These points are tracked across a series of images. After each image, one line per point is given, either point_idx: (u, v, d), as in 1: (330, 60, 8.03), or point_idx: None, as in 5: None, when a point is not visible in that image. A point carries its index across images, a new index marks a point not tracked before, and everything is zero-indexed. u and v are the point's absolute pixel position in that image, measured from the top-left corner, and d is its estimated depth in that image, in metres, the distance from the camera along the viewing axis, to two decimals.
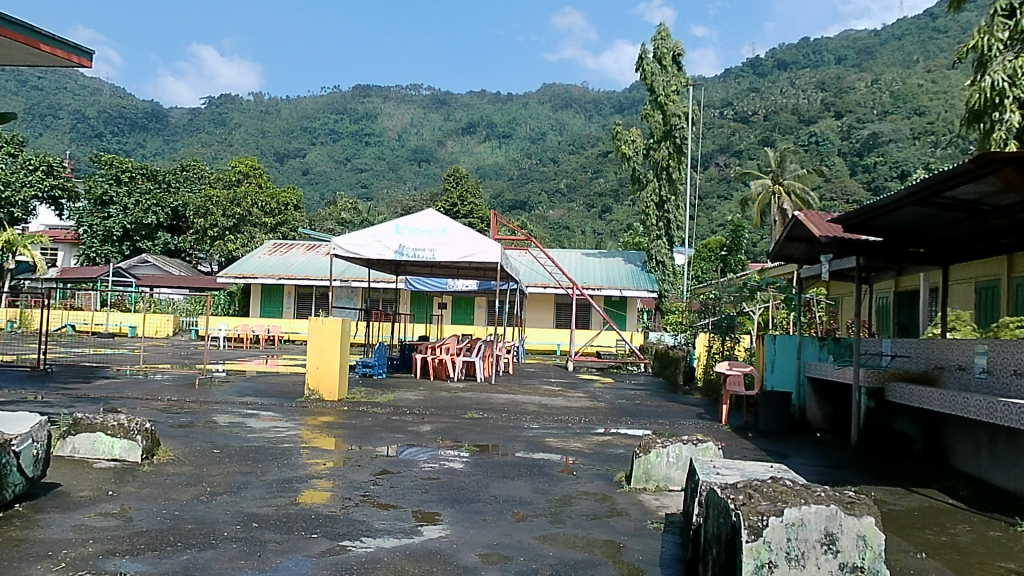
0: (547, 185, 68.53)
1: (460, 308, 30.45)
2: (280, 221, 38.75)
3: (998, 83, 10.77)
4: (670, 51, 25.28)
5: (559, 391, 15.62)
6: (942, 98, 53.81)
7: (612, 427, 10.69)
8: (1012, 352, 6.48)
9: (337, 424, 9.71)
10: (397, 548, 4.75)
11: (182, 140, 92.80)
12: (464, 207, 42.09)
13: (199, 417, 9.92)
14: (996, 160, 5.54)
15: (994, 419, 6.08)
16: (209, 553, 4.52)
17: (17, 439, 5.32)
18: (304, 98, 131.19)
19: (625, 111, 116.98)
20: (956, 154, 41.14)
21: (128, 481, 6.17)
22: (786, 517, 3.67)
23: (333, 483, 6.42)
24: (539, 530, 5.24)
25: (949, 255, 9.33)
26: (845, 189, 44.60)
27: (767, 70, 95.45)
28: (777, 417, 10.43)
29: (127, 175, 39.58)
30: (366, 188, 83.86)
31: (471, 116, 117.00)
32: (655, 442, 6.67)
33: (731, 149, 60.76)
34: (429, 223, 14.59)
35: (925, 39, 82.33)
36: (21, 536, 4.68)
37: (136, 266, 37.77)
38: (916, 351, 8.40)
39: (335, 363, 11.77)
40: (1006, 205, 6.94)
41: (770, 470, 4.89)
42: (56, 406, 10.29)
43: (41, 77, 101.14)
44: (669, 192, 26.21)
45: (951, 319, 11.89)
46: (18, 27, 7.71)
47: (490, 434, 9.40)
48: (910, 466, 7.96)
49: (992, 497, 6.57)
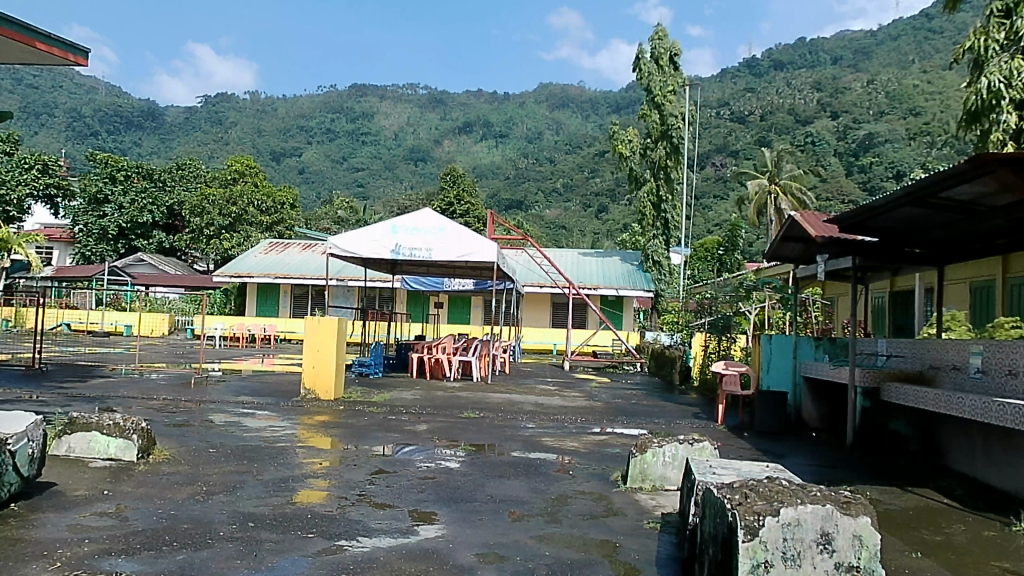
0: (543, 185, 68.57)
1: (457, 308, 30.47)
2: (275, 219, 38.96)
3: (994, 84, 10.83)
4: (667, 51, 25.39)
5: (554, 390, 15.65)
6: (937, 99, 54.07)
7: (609, 427, 10.66)
8: (1008, 351, 6.47)
9: (333, 423, 9.68)
10: (393, 548, 4.74)
11: (179, 139, 92.66)
12: (461, 207, 42.06)
13: (194, 416, 9.89)
14: (992, 160, 5.55)
15: (991, 420, 6.07)
16: (206, 552, 4.50)
17: (12, 438, 5.32)
18: (301, 99, 131.30)
19: (623, 110, 117.58)
20: (951, 155, 41.31)
21: (124, 481, 6.14)
22: (782, 516, 3.68)
23: (329, 483, 6.40)
24: (536, 530, 5.24)
25: (945, 255, 9.37)
26: (840, 189, 44.82)
27: (763, 70, 95.70)
28: (773, 416, 10.46)
29: (122, 174, 39.30)
30: (362, 186, 83.96)
31: (467, 116, 117.17)
32: (652, 441, 6.70)
33: (727, 149, 61.09)
34: (425, 222, 14.55)
35: (921, 40, 82.93)
36: (17, 536, 4.66)
37: (131, 265, 37.76)
38: (911, 351, 8.42)
39: (331, 363, 11.76)
40: (1002, 205, 6.98)
41: (765, 469, 4.90)
42: (50, 406, 10.23)
43: (37, 75, 101.08)
44: (666, 192, 26.26)
45: (946, 319, 11.98)
46: (15, 25, 7.71)
47: (487, 434, 9.36)
48: (905, 466, 7.96)
49: (987, 497, 6.59)
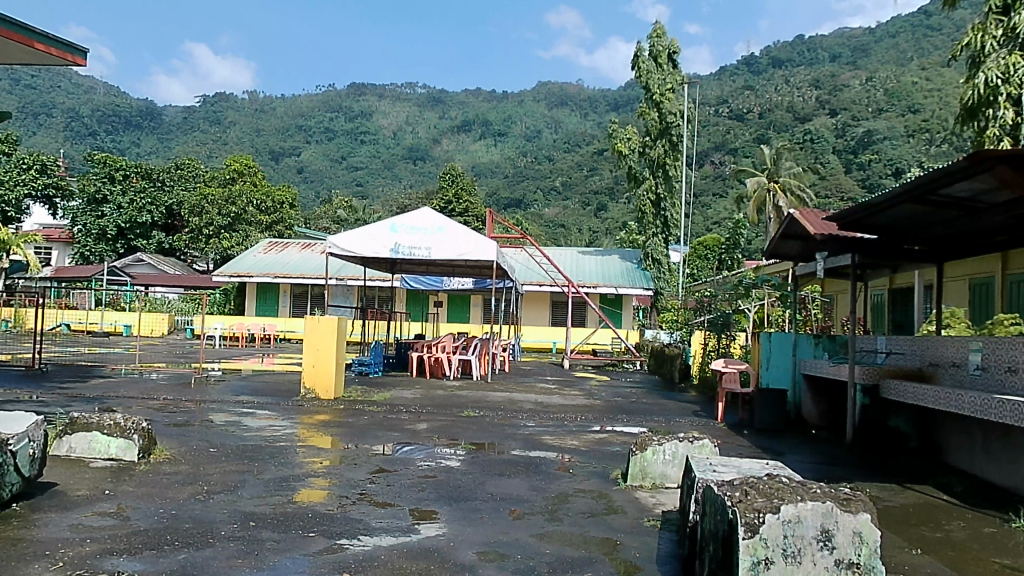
0: (543, 184, 68.65)
1: (456, 306, 30.49)
2: (275, 219, 39.03)
3: (992, 80, 10.85)
4: (665, 49, 25.34)
5: (554, 388, 15.63)
6: (935, 96, 54.11)
7: (608, 425, 10.70)
8: (1007, 347, 6.49)
9: (333, 422, 9.71)
10: (394, 547, 4.74)
11: (177, 138, 92.67)
12: (459, 206, 42.01)
13: (194, 416, 9.92)
14: (990, 159, 5.58)
15: (989, 417, 6.08)
16: (208, 551, 4.52)
17: (13, 438, 5.31)
18: (298, 98, 131.30)
19: (621, 109, 118.15)
20: (949, 152, 41.39)
21: (125, 480, 6.17)
22: (783, 512, 3.69)
23: (330, 481, 6.43)
24: (537, 528, 5.25)
25: (943, 253, 9.40)
26: (839, 186, 44.93)
27: (762, 67, 95.66)
28: (772, 413, 10.47)
29: (121, 174, 39.33)
30: (361, 186, 83.90)
31: (466, 114, 117.13)
32: (651, 439, 6.69)
33: (726, 147, 60.89)
34: (424, 221, 14.55)
35: (920, 37, 83.28)
36: (19, 536, 4.67)
37: (131, 265, 37.73)
38: (911, 347, 8.43)
39: (331, 362, 11.78)
40: (1001, 203, 7.02)
41: (766, 466, 4.91)
42: (51, 406, 10.27)
43: (35, 75, 100.88)
44: (665, 189, 26.29)
45: (946, 315, 11.99)
46: (13, 25, 7.72)
47: (487, 432, 9.41)
48: (906, 462, 7.99)
49: (987, 493, 6.60)
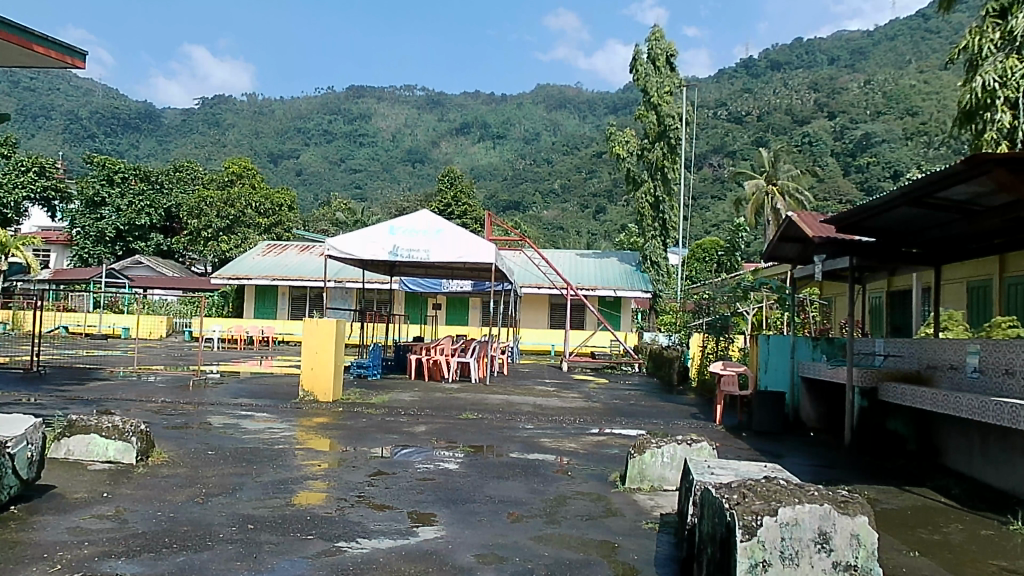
0: (542, 186, 68.74)
1: (455, 309, 30.52)
2: (274, 221, 38.99)
3: (989, 83, 10.88)
4: (664, 52, 25.33)
5: (554, 392, 15.62)
6: (934, 98, 54.26)
7: (607, 427, 10.70)
8: (1003, 351, 6.50)
9: (332, 425, 9.73)
10: (393, 549, 4.76)
11: (176, 140, 92.74)
12: (458, 208, 42.04)
13: (193, 418, 9.94)
14: (988, 161, 5.56)
15: (987, 419, 6.09)
16: (206, 554, 4.52)
17: (12, 441, 5.32)
18: (298, 100, 131.38)
19: (620, 112, 118.48)
20: (947, 155, 41.49)
21: (124, 483, 6.18)
22: (781, 516, 3.70)
23: (328, 483, 6.44)
24: (535, 530, 5.26)
25: (941, 255, 9.39)
26: (838, 189, 45.01)
27: (760, 70, 95.77)
28: (770, 416, 10.48)
29: (120, 176, 39.43)
30: (360, 189, 84.04)
31: (465, 116, 117.25)
32: (650, 442, 6.70)
33: (725, 150, 61.06)
34: (423, 223, 14.56)
35: (919, 39, 83.61)
36: (17, 539, 4.68)
37: (130, 267, 37.71)
38: (909, 349, 8.41)
39: (330, 364, 11.80)
40: (997, 206, 7.03)
41: (765, 469, 4.92)
42: (50, 408, 10.28)
43: (33, 77, 100.75)
44: (664, 192, 26.33)
45: (946, 319, 11.95)
46: (9, 27, 7.70)
47: (485, 435, 9.42)
48: (904, 465, 7.97)
49: (985, 496, 6.60)
